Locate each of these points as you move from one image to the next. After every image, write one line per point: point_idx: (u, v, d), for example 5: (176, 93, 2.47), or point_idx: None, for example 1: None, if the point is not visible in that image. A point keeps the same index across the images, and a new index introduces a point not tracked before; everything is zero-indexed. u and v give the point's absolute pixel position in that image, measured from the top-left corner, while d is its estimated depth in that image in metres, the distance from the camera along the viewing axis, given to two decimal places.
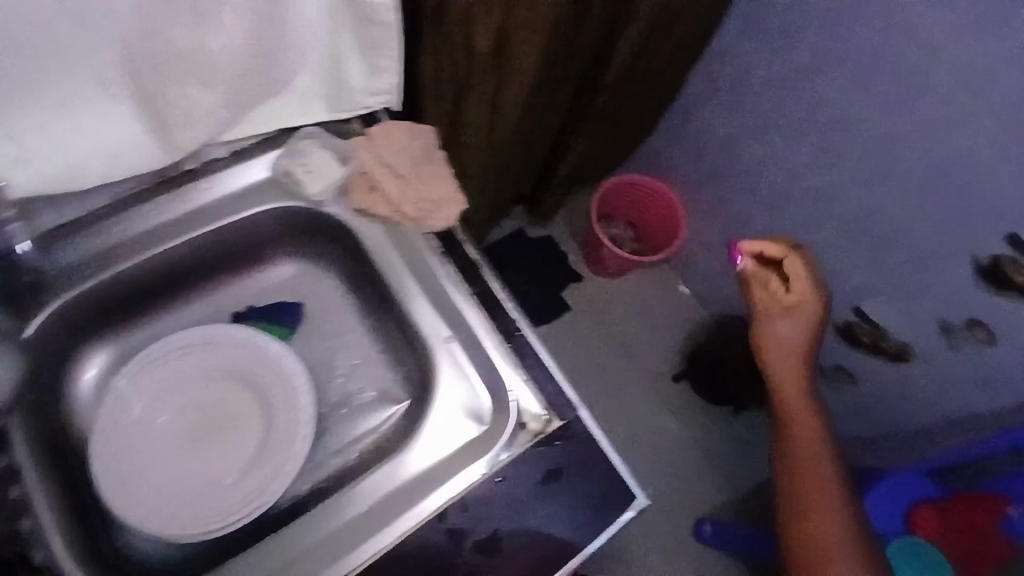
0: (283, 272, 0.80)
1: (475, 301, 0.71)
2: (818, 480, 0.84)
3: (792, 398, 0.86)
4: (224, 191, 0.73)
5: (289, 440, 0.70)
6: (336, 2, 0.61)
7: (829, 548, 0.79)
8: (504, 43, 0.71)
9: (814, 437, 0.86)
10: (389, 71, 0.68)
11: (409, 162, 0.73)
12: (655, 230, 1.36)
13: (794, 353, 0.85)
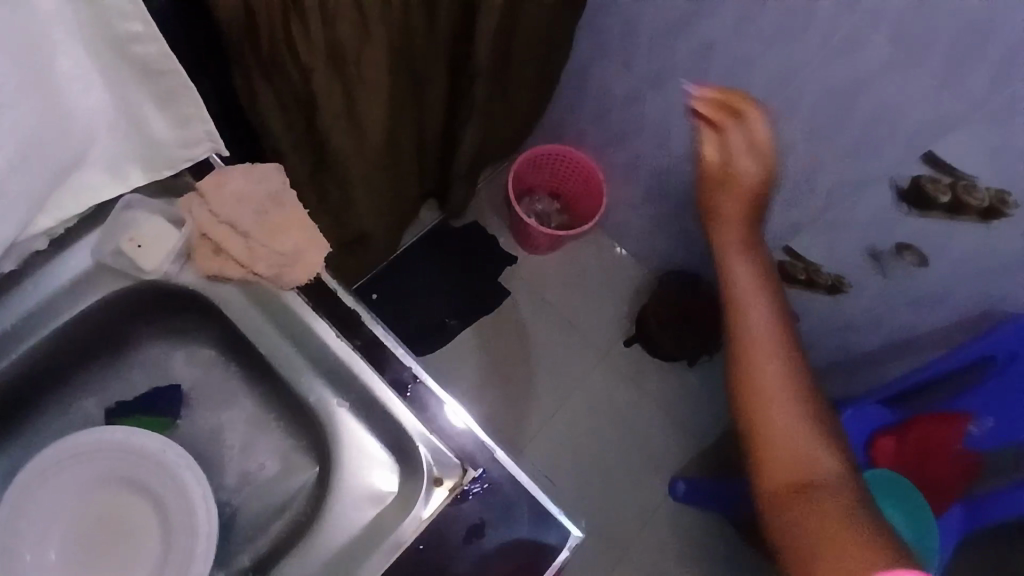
0: (146, 356, 0.69)
1: (363, 354, 0.62)
2: (785, 393, 0.74)
3: (751, 310, 0.78)
4: (44, 290, 0.60)
5: (191, 551, 0.59)
6: (102, 58, 0.49)
7: (795, 448, 0.72)
8: (341, 55, 0.63)
9: (783, 351, 0.77)
10: (201, 118, 0.57)
11: (253, 214, 0.63)
12: (580, 198, 1.27)
13: (737, 260, 0.80)
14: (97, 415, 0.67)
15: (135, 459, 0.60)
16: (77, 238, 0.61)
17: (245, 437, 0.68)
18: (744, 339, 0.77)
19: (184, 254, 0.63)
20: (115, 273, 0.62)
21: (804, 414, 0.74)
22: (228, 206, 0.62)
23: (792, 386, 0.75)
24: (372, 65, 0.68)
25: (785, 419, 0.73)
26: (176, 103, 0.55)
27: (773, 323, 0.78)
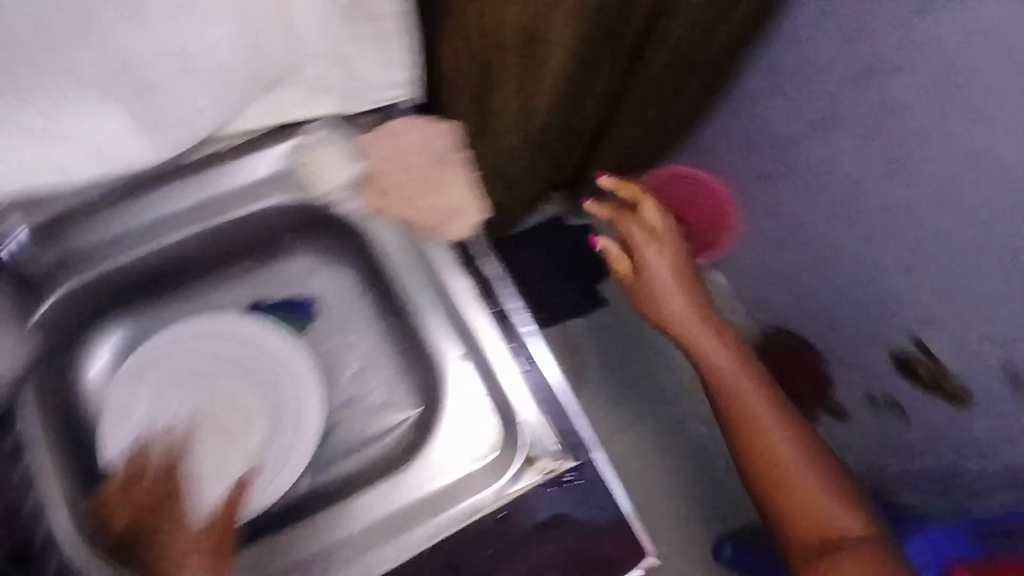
0: (294, 265, 0.72)
1: (497, 320, 0.65)
2: (761, 419, 0.70)
3: (717, 367, 0.72)
4: (229, 184, 0.66)
5: (291, 445, 0.65)
6: None
7: (802, 489, 0.67)
8: (533, 39, 0.64)
9: (756, 397, 0.71)
10: (403, 62, 0.64)
11: (428, 163, 0.67)
12: (708, 228, 1.12)
13: (672, 292, 0.73)
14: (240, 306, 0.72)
15: (263, 349, 0.67)
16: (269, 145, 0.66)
17: (365, 360, 0.71)
18: (726, 400, 0.72)
19: (354, 185, 0.66)
20: (293, 184, 0.66)
21: (787, 449, 0.69)
22: (409, 151, 0.66)
23: (773, 434, 0.70)
24: (557, 63, 0.66)
25: (806, 483, 0.68)
26: (383, 45, 0.61)
27: (732, 359, 0.72)
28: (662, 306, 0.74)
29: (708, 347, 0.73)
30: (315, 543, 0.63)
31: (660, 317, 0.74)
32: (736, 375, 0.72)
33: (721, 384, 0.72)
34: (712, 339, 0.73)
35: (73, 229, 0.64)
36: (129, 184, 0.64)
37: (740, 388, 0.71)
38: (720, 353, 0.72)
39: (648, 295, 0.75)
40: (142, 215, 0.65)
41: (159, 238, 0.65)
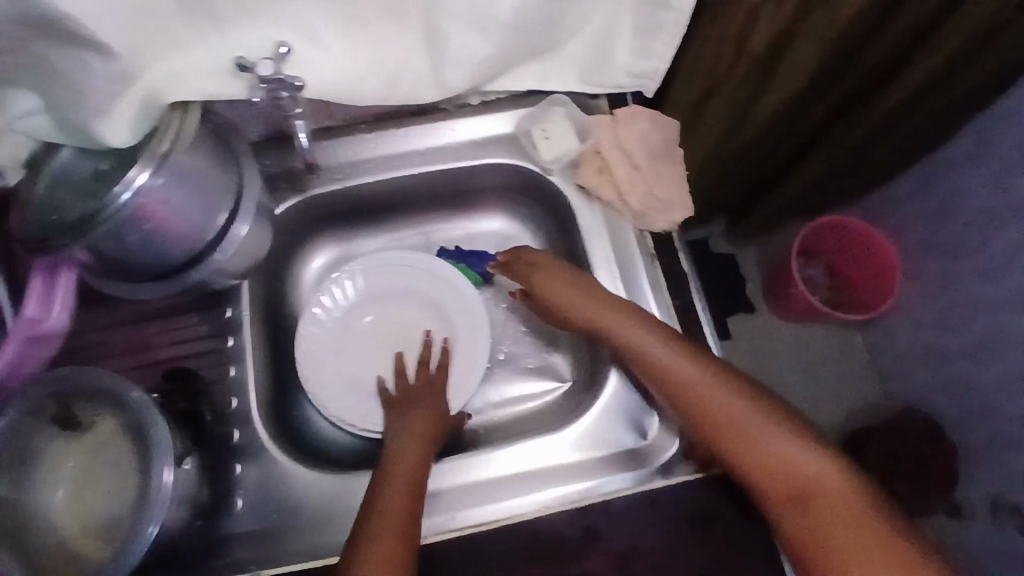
0: (492, 222, 0.79)
1: (681, 317, 0.66)
2: (755, 432, 0.58)
3: (630, 341, 0.63)
4: (465, 136, 0.72)
5: (463, 382, 0.70)
6: None
7: (801, 485, 0.57)
8: (776, 55, 0.68)
9: (695, 371, 0.61)
10: (661, 57, 0.63)
11: (649, 152, 0.68)
12: (861, 282, 1.11)
13: (601, 304, 0.64)
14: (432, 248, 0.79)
15: (449, 291, 0.74)
16: (506, 108, 0.72)
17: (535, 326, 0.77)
18: (653, 371, 0.61)
19: (574, 161, 0.70)
20: (516, 148, 0.72)
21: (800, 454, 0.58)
22: (634, 137, 0.67)
23: (732, 404, 0.60)
24: (789, 81, 0.71)
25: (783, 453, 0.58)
26: (654, 36, 0.61)
27: (677, 353, 0.61)
28: (608, 320, 0.64)
29: (653, 341, 0.62)
30: (452, 477, 0.65)
31: (615, 335, 0.63)
32: (653, 342, 0.62)
33: (636, 348, 0.62)
34: (619, 315, 0.64)
35: (328, 141, 0.71)
36: (381, 116, 0.72)
37: (641, 326, 0.63)
38: (636, 319, 0.63)
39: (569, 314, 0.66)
40: (377, 147, 0.72)
41: (390, 168, 0.71)
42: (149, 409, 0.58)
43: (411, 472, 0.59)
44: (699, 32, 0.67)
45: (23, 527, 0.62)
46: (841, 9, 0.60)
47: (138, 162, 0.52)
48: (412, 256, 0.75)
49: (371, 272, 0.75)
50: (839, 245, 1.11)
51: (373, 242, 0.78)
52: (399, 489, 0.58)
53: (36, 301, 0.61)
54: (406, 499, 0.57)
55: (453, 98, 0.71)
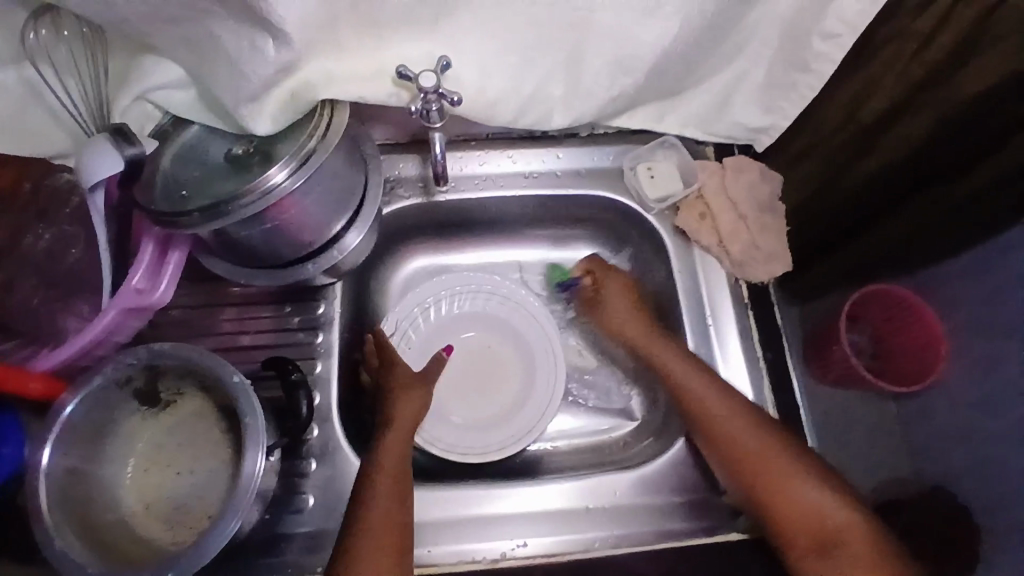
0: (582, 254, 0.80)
1: (769, 367, 0.69)
2: (777, 472, 0.60)
3: (680, 387, 0.65)
4: (572, 166, 0.75)
5: (533, 416, 0.71)
6: (779, 36, 0.61)
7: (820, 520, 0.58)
8: (880, 130, 0.69)
9: (739, 426, 0.63)
10: (782, 115, 0.67)
11: (755, 205, 0.71)
12: (906, 351, 0.97)
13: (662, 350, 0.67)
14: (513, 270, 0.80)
15: (538, 331, 0.75)
16: (609, 143, 0.75)
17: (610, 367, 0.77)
18: (700, 422, 0.64)
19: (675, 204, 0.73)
20: (618, 184, 0.74)
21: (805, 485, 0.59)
22: (742, 190, 0.70)
23: (766, 452, 0.61)
24: (885, 157, 0.70)
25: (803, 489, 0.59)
26: (784, 94, 0.65)
27: (728, 406, 0.64)
28: (671, 367, 0.66)
29: (705, 392, 0.64)
30: (515, 506, 0.65)
31: (670, 382, 0.66)
32: (700, 397, 0.64)
33: (685, 398, 0.65)
34: (675, 359, 0.67)
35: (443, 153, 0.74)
36: (495, 136, 0.74)
37: (687, 377, 0.65)
38: (688, 370, 0.66)
39: (632, 342, 0.70)
40: (483, 166, 0.74)
41: (494, 188, 0.74)
42: (247, 395, 0.57)
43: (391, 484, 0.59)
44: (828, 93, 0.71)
45: (87, 501, 0.59)
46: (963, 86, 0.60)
47: (280, 159, 0.54)
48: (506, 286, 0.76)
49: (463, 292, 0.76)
50: (889, 310, 0.97)
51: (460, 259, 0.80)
52: (381, 507, 0.57)
53: (145, 273, 0.64)
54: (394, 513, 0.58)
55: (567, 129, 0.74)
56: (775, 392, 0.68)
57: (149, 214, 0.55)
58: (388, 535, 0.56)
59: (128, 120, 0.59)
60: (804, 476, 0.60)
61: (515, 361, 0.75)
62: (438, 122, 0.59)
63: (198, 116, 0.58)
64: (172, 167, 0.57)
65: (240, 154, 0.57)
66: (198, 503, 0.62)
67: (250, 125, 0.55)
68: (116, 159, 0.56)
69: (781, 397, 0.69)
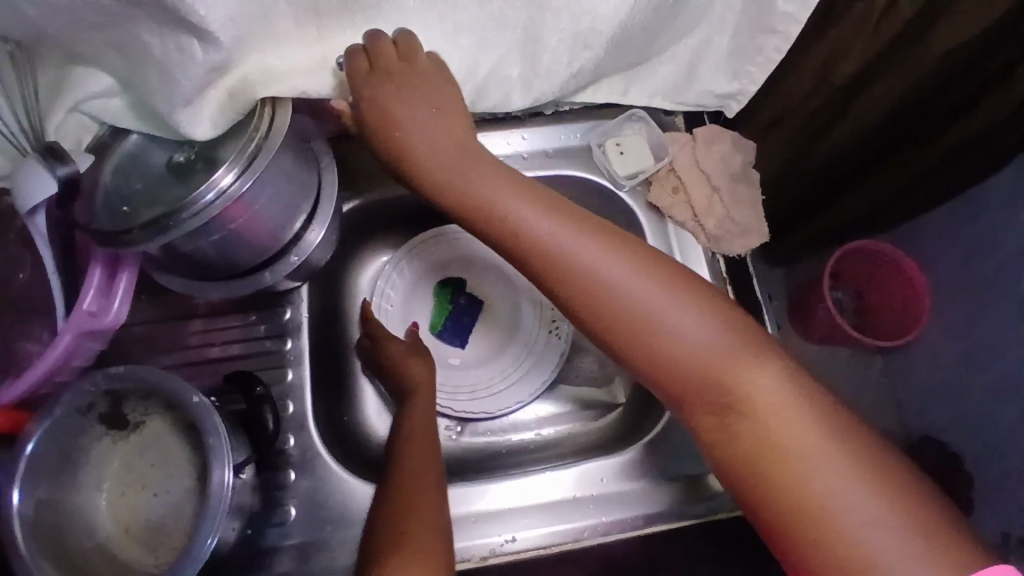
0: None
1: None
2: (661, 341, 0.48)
3: (612, 304, 0.49)
4: (537, 147, 0.72)
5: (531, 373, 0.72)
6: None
7: (729, 385, 0.47)
8: (855, 90, 0.66)
9: (690, 349, 0.48)
10: (751, 80, 0.64)
11: (727, 176, 0.68)
12: (891, 302, 0.96)
13: (589, 259, 0.49)
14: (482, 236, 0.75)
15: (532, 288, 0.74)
16: (576, 120, 0.72)
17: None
18: (637, 349, 0.49)
19: (647, 178, 0.70)
20: (589, 162, 0.71)
21: (700, 340, 0.48)
22: (713, 162, 0.68)
23: (677, 340, 0.48)
24: (864, 116, 0.68)
25: (688, 346, 0.48)
26: (751, 58, 0.62)
27: (674, 327, 0.48)
28: (601, 280, 0.49)
29: (647, 308, 0.49)
30: (501, 502, 0.64)
31: (598, 302, 0.49)
32: (641, 315, 0.49)
33: (616, 321, 0.49)
34: (605, 266, 0.49)
35: None
36: None
37: (624, 291, 0.49)
38: (620, 285, 0.49)
39: (542, 248, 0.50)
40: None
41: None
42: (208, 414, 0.55)
43: (419, 458, 0.56)
44: (787, 71, 0.67)
45: (63, 531, 0.57)
46: (936, 44, 0.57)
47: (223, 162, 0.51)
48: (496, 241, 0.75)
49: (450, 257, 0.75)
50: (872, 263, 0.96)
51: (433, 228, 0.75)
52: (412, 478, 0.54)
53: (96, 295, 0.61)
54: (429, 482, 0.54)
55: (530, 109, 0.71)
56: None
57: (92, 234, 0.52)
58: (424, 504, 0.52)
59: (63, 135, 0.54)
60: (785, 401, 0.46)
61: (507, 319, 0.75)
62: None
63: (135, 125, 0.54)
64: (114, 183, 0.54)
65: (183, 162, 0.54)
66: (175, 523, 0.61)
67: (188, 132, 0.51)
68: (50, 180, 0.52)
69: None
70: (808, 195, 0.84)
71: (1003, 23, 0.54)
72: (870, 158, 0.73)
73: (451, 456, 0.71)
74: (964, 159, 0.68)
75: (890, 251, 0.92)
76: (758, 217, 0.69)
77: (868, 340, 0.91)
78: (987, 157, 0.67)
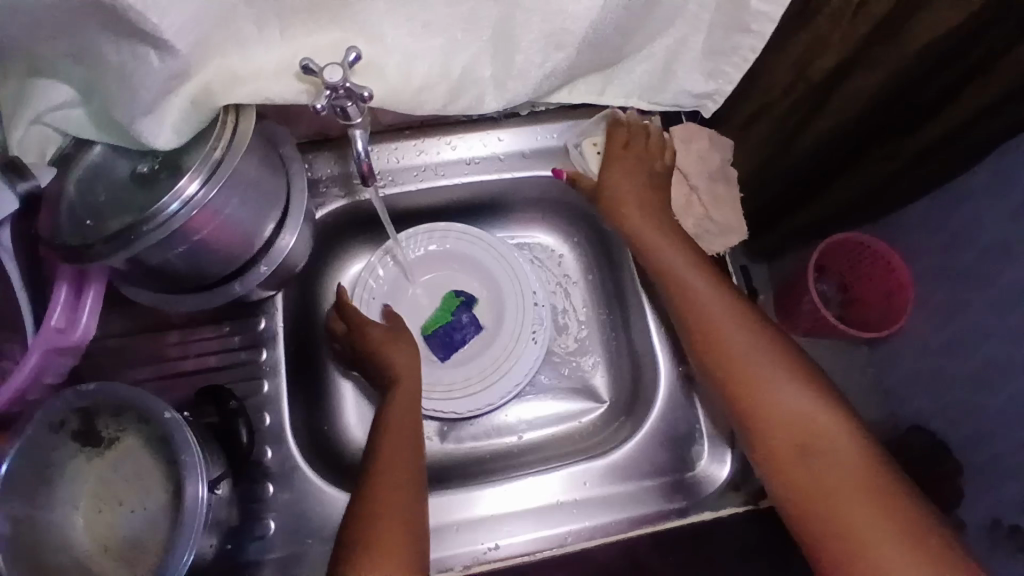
0: (539, 236, 0.77)
1: None
2: (747, 373, 0.56)
3: (744, 364, 0.57)
4: (515, 148, 0.71)
5: (511, 373, 0.70)
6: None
7: (796, 424, 0.54)
8: (832, 84, 0.65)
9: (802, 418, 0.53)
10: (727, 77, 0.63)
11: (706, 174, 0.67)
12: (875, 293, 0.96)
13: (732, 328, 0.58)
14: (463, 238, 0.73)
15: (514, 285, 0.72)
16: (553, 119, 0.71)
17: (580, 319, 0.75)
18: (752, 406, 0.56)
19: None
20: (563, 163, 0.71)
21: (786, 383, 0.55)
22: (693, 161, 0.68)
23: (755, 371, 0.56)
24: (841, 113, 0.67)
25: (772, 385, 0.55)
26: (726, 58, 0.61)
27: (792, 394, 0.54)
28: (738, 348, 0.57)
29: (773, 379, 0.55)
30: (483, 509, 0.64)
31: (726, 360, 0.57)
32: (765, 378, 0.55)
33: (738, 377, 0.56)
34: (745, 337, 0.57)
35: (381, 147, 0.70)
36: (431, 124, 0.70)
37: (706, 302, 0.60)
38: (751, 352, 0.57)
39: (688, 309, 0.60)
40: (421, 155, 0.71)
41: (436, 178, 0.71)
42: (181, 431, 0.54)
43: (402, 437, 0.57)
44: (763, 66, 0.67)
45: (38, 552, 0.56)
46: (906, 42, 0.57)
47: (188, 170, 0.50)
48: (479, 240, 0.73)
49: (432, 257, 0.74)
50: (853, 256, 0.96)
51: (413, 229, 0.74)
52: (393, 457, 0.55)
53: (63, 311, 0.61)
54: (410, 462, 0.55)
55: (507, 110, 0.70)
56: None
57: (56, 249, 0.51)
58: (402, 482, 0.54)
59: (26, 149, 0.53)
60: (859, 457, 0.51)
61: (489, 316, 0.73)
62: (358, 118, 0.54)
63: (96, 137, 0.53)
64: (77, 194, 0.53)
65: (146, 173, 0.53)
66: (152, 538, 0.60)
67: (150, 141, 0.50)
68: (9, 198, 0.52)
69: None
70: (786, 193, 0.83)
71: (973, 27, 0.54)
72: (844, 157, 0.73)
73: (435, 463, 0.70)
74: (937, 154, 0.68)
75: (874, 244, 0.91)
76: (740, 217, 0.68)
77: (853, 335, 0.91)
78: (960, 151, 0.67)
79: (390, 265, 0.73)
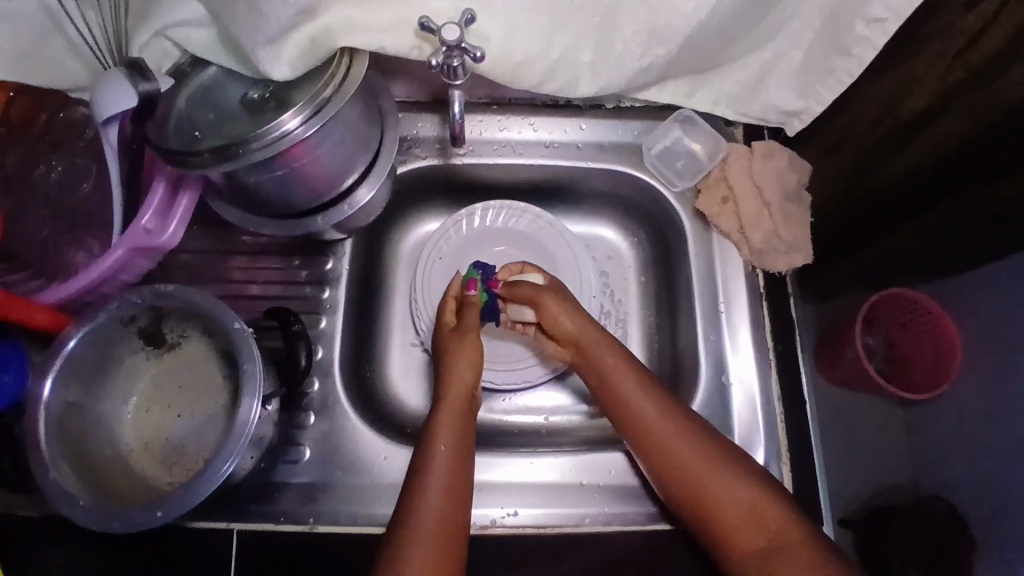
0: (601, 230, 0.79)
1: (778, 360, 0.67)
2: (711, 484, 0.56)
3: (685, 467, 0.57)
4: (595, 138, 0.73)
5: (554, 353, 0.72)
6: (819, 18, 0.59)
7: (735, 510, 0.55)
8: (917, 126, 0.66)
9: (747, 506, 0.55)
10: (817, 99, 0.65)
11: (779, 193, 0.69)
12: (921, 354, 0.95)
13: (672, 429, 0.58)
14: (535, 216, 0.75)
15: (574, 272, 0.74)
16: (636, 118, 0.73)
17: (621, 313, 0.76)
18: (701, 502, 0.56)
19: (698, 185, 0.72)
20: (639, 161, 0.73)
21: (733, 492, 0.55)
22: (768, 176, 0.69)
23: (706, 476, 0.56)
24: (919, 157, 0.68)
25: (728, 489, 0.55)
26: (821, 78, 0.63)
27: (736, 481, 0.56)
28: (677, 452, 0.57)
29: (716, 480, 0.56)
30: (507, 475, 0.65)
31: (672, 467, 0.57)
32: (702, 472, 0.56)
33: (682, 475, 0.57)
34: (689, 446, 0.57)
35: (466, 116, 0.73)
36: (519, 103, 0.73)
37: (644, 414, 0.59)
38: (686, 441, 0.57)
39: (634, 423, 0.59)
40: (503, 131, 0.73)
41: (513, 155, 0.73)
42: (247, 343, 0.57)
43: (448, 481, 0.55)
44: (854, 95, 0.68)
45: (85, 434, 0.59)
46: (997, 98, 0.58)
47: (295, 105, 0.53)
48: (551, 222, 0.75)
49: (501, 234, 0.76)
50: (904, 313, 0.95)
51: (492, 201, 0.76)
52: (439, 508, 0.53)
53: (155, 215, 0.64)
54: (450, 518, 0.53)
55: (592, 98, 0.72)
56: (783, 384, 0.67)
57: (161, 153, 0.53)
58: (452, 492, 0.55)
59: (146, 55, 0.58)
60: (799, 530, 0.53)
61: None
62: (460, 81, 0.58)
63: (213, 56, 0.56)
64: (186, 107, 0.56)
65: (257, 100, 0.56)
66: (194, 446, 0.63)
67: (266, 71, 0.53)
68: (131, 95, 0.54)
69: (787, 392, 0.67)
70: (856, 228, 0.84)
71: None
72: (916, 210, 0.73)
73: None
74: (1008, 222, 0.67)
75: (924, 299, 0.91)
76: (805, 237, 0.69)
77: (895, 387, 0.90)
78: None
79: (461, 231, 0.75)
